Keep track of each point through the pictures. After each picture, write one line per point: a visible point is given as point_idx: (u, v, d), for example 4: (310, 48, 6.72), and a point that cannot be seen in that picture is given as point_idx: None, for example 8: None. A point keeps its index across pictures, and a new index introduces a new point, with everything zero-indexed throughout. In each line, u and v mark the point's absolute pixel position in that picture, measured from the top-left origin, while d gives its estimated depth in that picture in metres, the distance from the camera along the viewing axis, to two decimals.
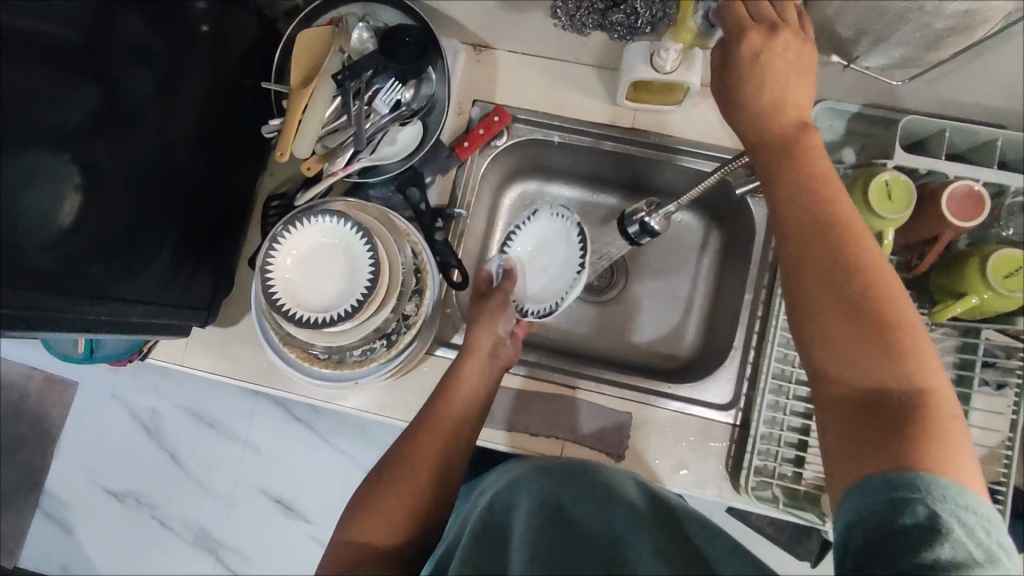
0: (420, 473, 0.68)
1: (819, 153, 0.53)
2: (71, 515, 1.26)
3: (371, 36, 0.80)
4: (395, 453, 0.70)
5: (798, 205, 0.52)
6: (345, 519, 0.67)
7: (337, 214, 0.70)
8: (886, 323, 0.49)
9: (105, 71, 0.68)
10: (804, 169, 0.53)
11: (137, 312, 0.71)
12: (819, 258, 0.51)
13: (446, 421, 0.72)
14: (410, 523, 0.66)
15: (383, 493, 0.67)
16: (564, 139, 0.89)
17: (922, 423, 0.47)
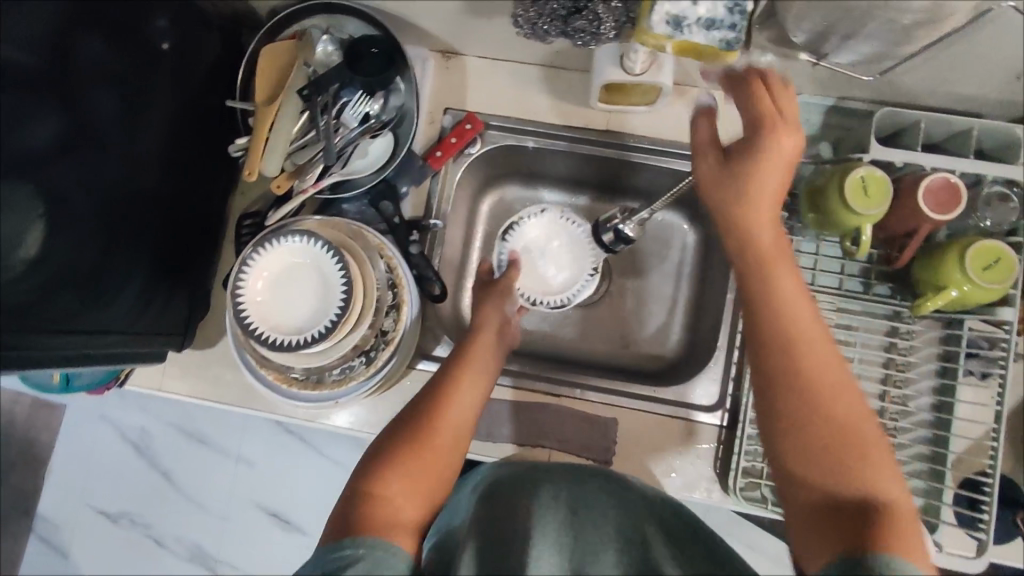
0: (443, 433, 0.67)
1: (787, 272, 0.58)
2: (64, 537, 1.25)
3: (336, 49, 0.77)
4: (410, 415, 0.68)
5: (767, 316, 0.57)
6: (357, 480, 0.62)
7: (306, 233, 0.69)
8: (844, 432, 0.53)
9: (70, 94, 0.66)
10: (773, 284, 0.58)
11: (107, 342, 0.70)
12: (785, 369, 0.55)
13: (466, 386, 0.72)
14: (432, 483, 0.63)
15: (403, 451, 0.64)
16: (538, 144, 0.88)
17: (880, 517, 0.49)
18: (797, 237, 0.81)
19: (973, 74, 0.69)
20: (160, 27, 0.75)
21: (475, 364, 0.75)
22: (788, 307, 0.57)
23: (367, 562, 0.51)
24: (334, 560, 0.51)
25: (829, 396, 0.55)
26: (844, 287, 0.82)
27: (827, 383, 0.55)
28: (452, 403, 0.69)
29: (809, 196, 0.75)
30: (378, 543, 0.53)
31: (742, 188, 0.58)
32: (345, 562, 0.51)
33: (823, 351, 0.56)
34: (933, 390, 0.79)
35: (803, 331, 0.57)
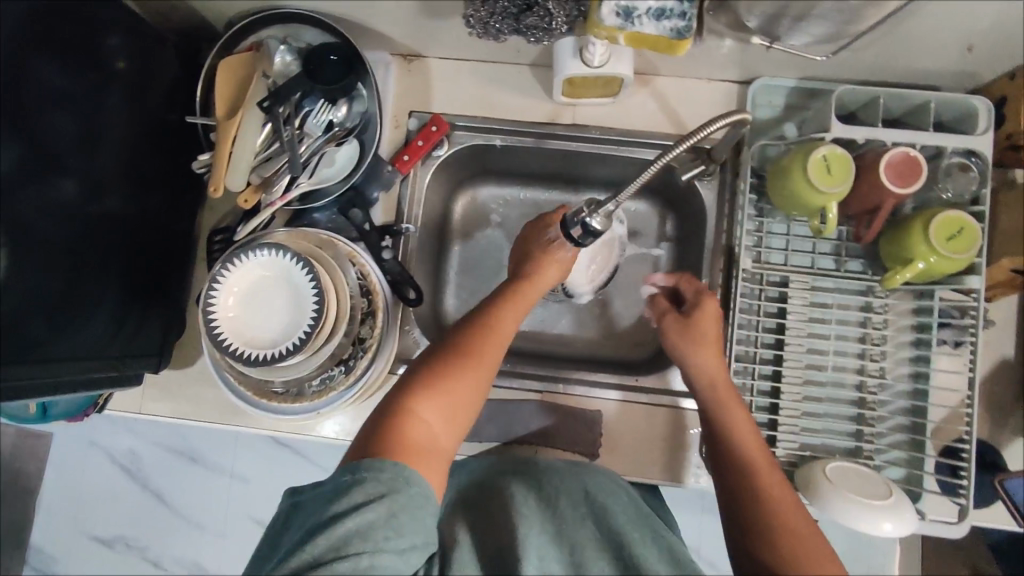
0: (482, 367, 0.66)
1: (737, 403, 0.71)
2: (60, 566, 1.24)
3: (294, 58, 0.78)
4: (449, 339, 0.68)
5: (725, 449, 0.68)
6: (393, 395, 0.63)
7: (273, 246, 0.68)
8: (796, 525, 0.62)
9: (23, 120, 0.64)
10: (727, 411, 0.70)
11: (79, 368, 0.69)
12: (745, 492, 0.65)
13: (506, 327, 0.70)
14: (466, 414, 0.64)
15: (439, 380, 0.64)
16: (506, 142, 0.88)
17: None
18: (766, 219, 0.82)
19: (925, 49, 0.69)
20: (113, 46, 0.73)
21: (520, 302, 0.72)
22: (744, 439, 0.68)
23: (401, 500, 0.54)
24: (368, 488, 0.55)
25: (787, 523, 0.62)
26: (816, 265, 0.83)
27: (787, 511, 0.63)
28: (493, 338, 0.68)
29: (775, 176, 0.75)
30: (413, 476, 0.56)
31: (699, 342, 0.74)
32: (378, 495, 0.54)
33: (777, 486, 0.65)
34: (909, 362, 0.80)
35: (761, 466, 0.66)
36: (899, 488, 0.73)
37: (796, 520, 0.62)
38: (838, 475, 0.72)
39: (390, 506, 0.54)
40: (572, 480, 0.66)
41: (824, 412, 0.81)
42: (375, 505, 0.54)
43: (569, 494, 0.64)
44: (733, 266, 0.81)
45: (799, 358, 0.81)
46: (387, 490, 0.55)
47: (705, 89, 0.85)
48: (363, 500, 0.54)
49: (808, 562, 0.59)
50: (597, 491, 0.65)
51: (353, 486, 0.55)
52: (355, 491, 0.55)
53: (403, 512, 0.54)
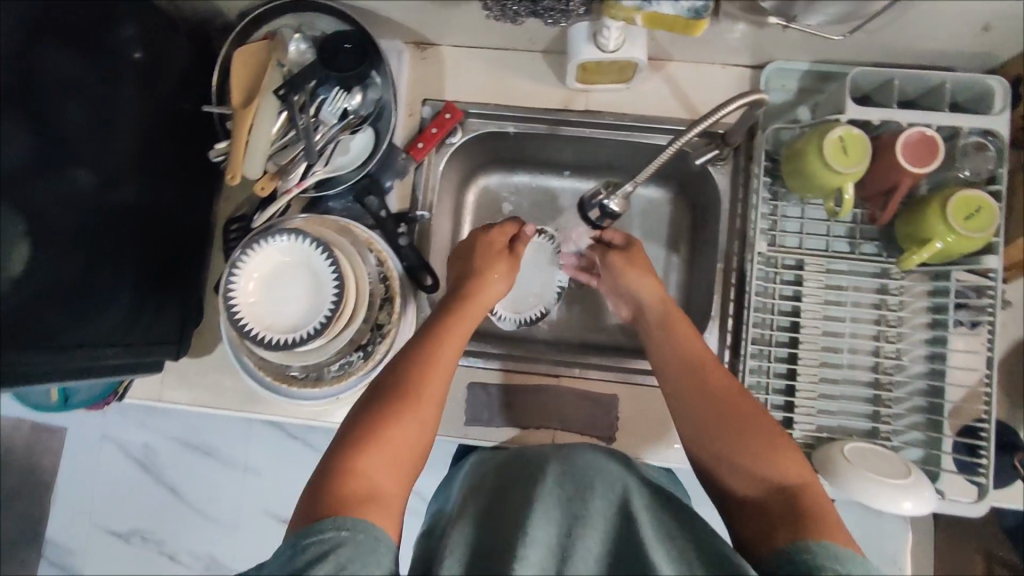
0: (425, 411, 0.63)
1: (696, 350, 0.71)
2: (76, 560, 1.24)
3: (309, 47, 0.77)
4: (382, 384, 0.65)
5: (673, 360, 0.71)
6: (330, 458, 0.59)
7: (292, 231, 0.69)
8: (763, 443, 0.62)
9: (36, 111, 0.65)
10: (681, 367, 0.70)
11: (102, 354, 0.70)
12: (706, 433, 0.65)
13: (463, 322, 0.72)
14: (408, 464, 0.61)
15: (378, 427, 0.60)
16: (519, 129, 0.88)
17: (802, 503, 0.57)
18: (781, 202, 0.82)
19: (941, 30, 0.69)
20: (127, 36, 0.74)
21: (462, 320, 0.72)
22: (700, 390, 0.68)
23: (351, 547, 0.49)
24: (313, 549, 0.49)
25: (738, 415, 0.65)
26: (831, 248, 0.83)
27: (735, 403, 0.66)
28: (434, 367, 0.66)
29: (789, 159, 0.75)
30: (357, 524, 0.52)
31: (639, 263, 0.79)
32: (327, 549, 0.49)
33: (724, 384, 0.68)
34: (927, 342, 0.80)
35: (708, 370, 0.69)
36: (917, 468, 0.73)
37: (745, 406, 0.65)
38: (856, 456, 0.72)
39: (340, 557, 0.48)
40: (566, 467, 0.58)
41: (840, 394, 0.82)
42: (326, 561, 0.48)
43: (567, 484, 0.56)
44: (749, 249, 0.81)
45: (815, 340, 0.81)
46: (334, 542, 0.50)
47: (718, 73, 0.85)
48: (312, 556, 0.49)
49: (758, 440, 0.62)
50: (592, 480, 0.57)
51: (297, 552, 0.50)
52: (300, 554, 0.49)
53: (356, 558, 0.48)
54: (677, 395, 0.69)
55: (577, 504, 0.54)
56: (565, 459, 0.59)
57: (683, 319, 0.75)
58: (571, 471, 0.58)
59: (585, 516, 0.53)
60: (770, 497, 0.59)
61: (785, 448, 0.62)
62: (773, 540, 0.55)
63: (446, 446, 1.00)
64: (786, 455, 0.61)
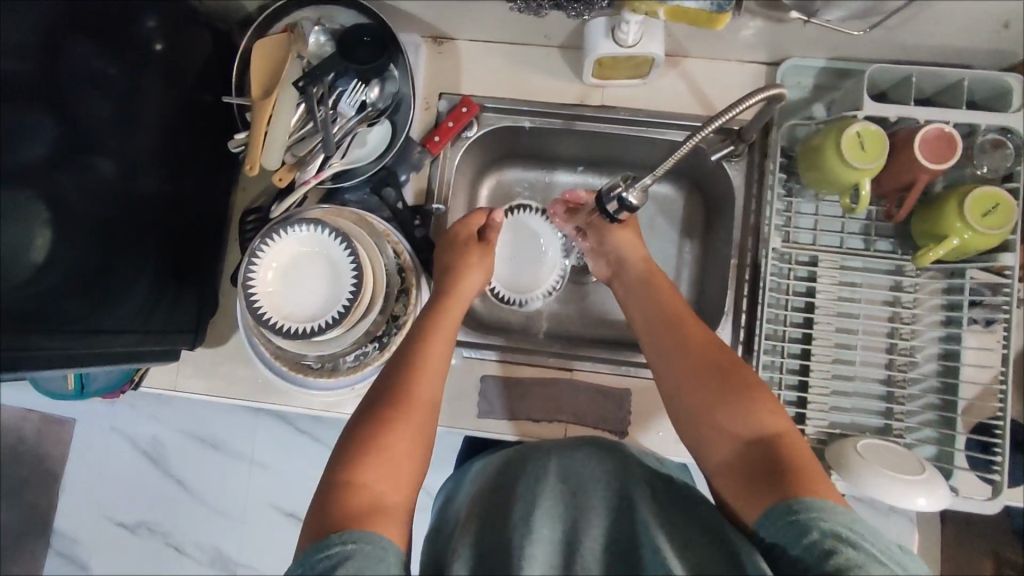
0: (417, 413, 0.64)
1: (677, 311, 0.74)
2: (83, 551, 1.22)
3: (328, 39, 0.78)
4: (376, 394, 0.65)
5: (656, 322, 0.74)
6: (332, 473, 0.58)
7: (312, 222, 0.69)
8: (740, 394, 0.63)
9: (61, 102, 0.66)
10: (663, 328, 0.73)
11: (123, 341, 0.70)
12: (686, 390, 0.67)
13: (448, 321, 0.73)
14: (407, 469, 0.60)
15: (374, 438, 0.60)
16: (535, 123, 0.88)
17: (781, 454, 0.58)
18: (796, 198, 0.83)
19: (958, 28, 0.69)
20: (149, 28, 0.75)
21: (446, 318, 0.73)
22: (681, 348, 0.70)
23: (358, 559, 0.47)
24: (321, 564, 0.47)
25: (717, 370, 0.66)
26: (845, 245, 0.83)
27: (711, 354, 0.68)
28: (424, 372, 0.67)
29: (807, 155, 0.76)
30: (363, 536, 0.49)
31: (624, 233, 0.82)
32: (335, 563, 0.47)
33: (704, 342, 0.70)
34: (940, 339, 0.81)
35: (689, 329, 0.72)
36: (931, 466, 0.73)
37: (724, 361, 0.67)
38: (870, 452, 0.73)
39: (349, 569, 0.46)
40: (562, 462, 0.57)
41: (854, 390, 0.82)
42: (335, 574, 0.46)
43: (569, 481, 0.55)
44: (763, 245, 0.81)
45: (828, 337, 0.81)
46: (342, 556, 0.47)
47: (734, 70, 0.85)
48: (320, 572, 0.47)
49: (735, 391, 0.64)
50: (593, 482, 0.56)
51: (305, 569, 0.47)
52: (309, 571, 0.47)
53: (364, 569, 0.46)
54: (659, 354, 0.71)
55: (580, 501, 0.54)
56: (562, 454, 0.59)
57: (669, 287, 0.78)
58: (572, 469, 0.57)
59: (588, 512, 0.53)
60: (749, 449, 0.60)
61: (761, 396, 0.63)
62: (757, 497, 0.56)
63: (456, 439, 1.01)
64: (763, 405, 0.62)
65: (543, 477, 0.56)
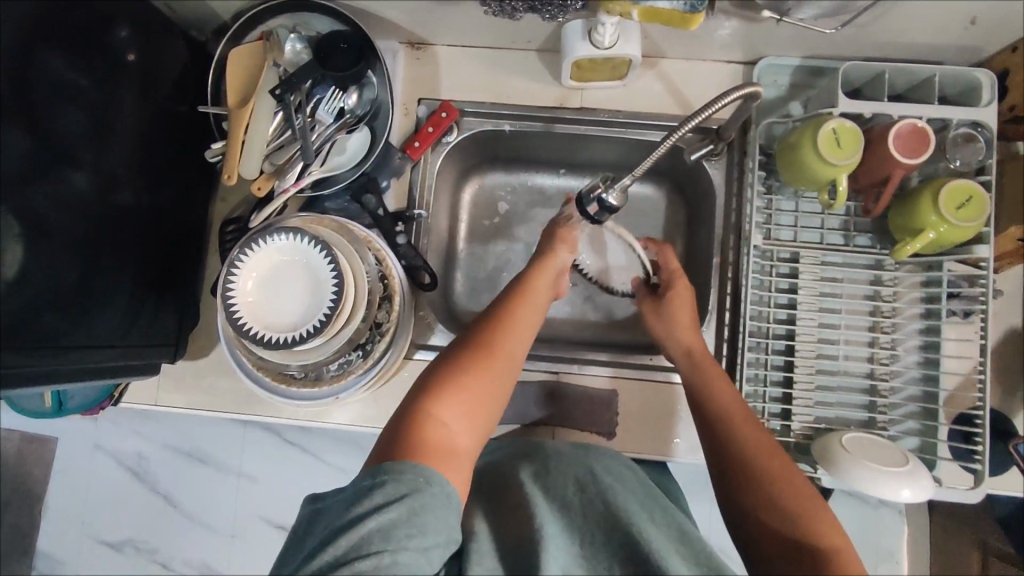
0: (499, 377, 0.64)
1: (717, 375, 0.72)
2: (67, 571, 1.19)
3: (305, 46, 0.77)
4: (464, 343, 0.67)
5: (709, 382, 0.71)
6: (410, 400, 0.61)
7: (292, 230, 0.69)
8: (795, 493, 0.60)
9: (35, 114, 0.65)
10: (714, 387, 0.71)
11: (100, 356, 0.69)
12: (743, 462, 0.63)
13: (539, 288, 0.74)
14: (482, 421, 0.62)
15: (456, 379, 0.62)
16: (515, 127, 0.89)
17: (823, 560, 0.56)
18: (775, 196, 0.83)
19: (927, 25, 0.71)
20: (122, 39, 0.74)
21: (527, 303, 0.72)
22: (736, 417, 0.67)
23: (425, 500, 0.51)
24: (390, 489, 0.51)
25: (768, 450, 0.64)
26: (826, 241, 0.84)
27: (766, 444, 0.65)
28: (509, 335, 0.67)
29: (784, 152, 0.76)
30: (434, 478, 0.53)
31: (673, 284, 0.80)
32: (403, 493, 0.51)
33: (754, 430, 0.66)
34: (920, 331, 0.82)
35: (734, 402, 0.69)
36: (915, 457, 0.74)
37: (779, 456, 0.63)
38: (855, 446, 0.73)
39: (414, 504, 0.51)
40: (580, 471, 0.64)
41: (837, 385, 0.83)
42: (398, 504, 0.50)
43: (587, 487, 0.62)
44: (744, 243, 0.82)
45: (811, 332, 0.82)
46: (409, 488, 0.51)
47: (710, 70, 0.86)
48: (386, 497, 0.51)
49: (791, 490, 0.61)
50: (611, 485, 0.62)
51: (374, 488, 0.52)
52: (376, 492, 0.51)
53: (427, 511, 0.51)
54: (716, 415, 0.68)
55: (588, 504, 0.60)
56: (585, 463, 0.66)
57: (714, 366, 0.74)
58: (601, 472, 0.65)
59: (592, 515, 0.59)
60: (795, 548, 0.57)
61: (816, 502, 0.60)
62: None
63: None
64: (807, 490, 0.61)
65: (554, 486, 0.63)
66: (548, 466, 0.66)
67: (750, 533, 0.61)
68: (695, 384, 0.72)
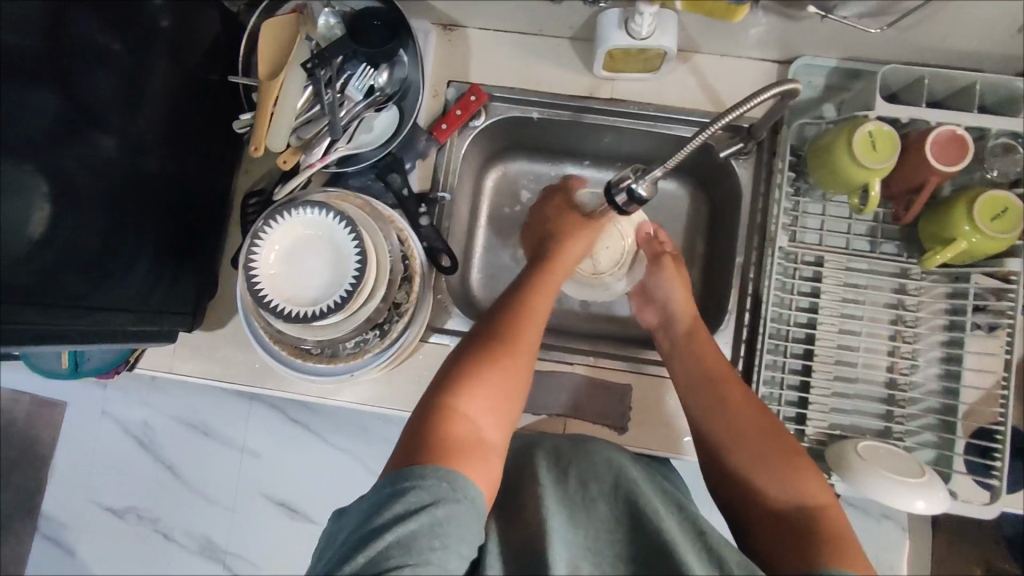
0: (522, 353, 0.67)
1: (704, 344, 0.77)
2: (69, 534, 1.19)
3: (339, 22, 0.77)
4: (486, 328, 0.69)
5: (690, 377, 0.74)
6: (430, 398, 0.62)
7: (318, 205, 0.69)
8: (787, 453, 0.65)
9: (63, 76, 0.65)
10: (696, 361, 0.75)
11: (123, 320, 0.69)
12: (735, 439, 0.68)
13: (563, 264, 0.78)
14: (507, 414, 0.63)
15: (475, 368, 0.64)
16: (543, 114, 0.88)
17: (821, 527, 0.59)
18: (803, 198, 0.83)
19: (973, 30, 0.69)
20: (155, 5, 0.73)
21: (545, 290, 0.74)
22: (720, 403, 0.71)
23: (449, 508, 0.51)
24: (410, 499, 0.51)
25: (763, 444, 0.66)
26: (851, 246, 0.83)
27: (755, 418, 0.69)
28: (530, 318, 0.70)
29: (816, 154, 0.75)
30: (451, 477, 0.53)
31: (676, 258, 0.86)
32: (427, 502, 0.51)
33: (743, 399, 0.70)
34: (943, 343, 0.81)
35: (730, 391, 0.71)
36: (932, 469, 0.73)
37: (766, 426, 0.68)
38: (870, 454, 0.72)
39: (437, 514, 0.50)
40: (582, 463, 0.61)
41: (855, 393, 0.82)
42: (420, 514, 0.50)
43: (588, 482, 0.59)
44: (769, 245, 0.81)
45: (832, 338, 0.81)
46: (434, 495, 0.51)
47: (744, 68, 0.85)
48: (408, 508, 0.51)
49: (778, 457, 0.65)
50: (605, 473, 0.60)
51: (395, 497, 0.52)
52: (397, 502, 0.51)
53: (451, 519, 0.51)
54: (698, 406, 0.72)
55: (593, 502, 0.58)
56: (579, 450, 0.63)
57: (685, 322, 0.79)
58: (593, 461, 0.61)
59: (598, 513, 0.57)
60: (795, 522, 0.60)
61: (805, 461, 0.64)
62: (802, 563, 0.56)
63: None
64: (807, 475, 0.63)
65: (559, 477, 0.60)
66: (559, 459, 0.63)
67: (752, 513, 0.64)
68: (675, 374, 0.76)
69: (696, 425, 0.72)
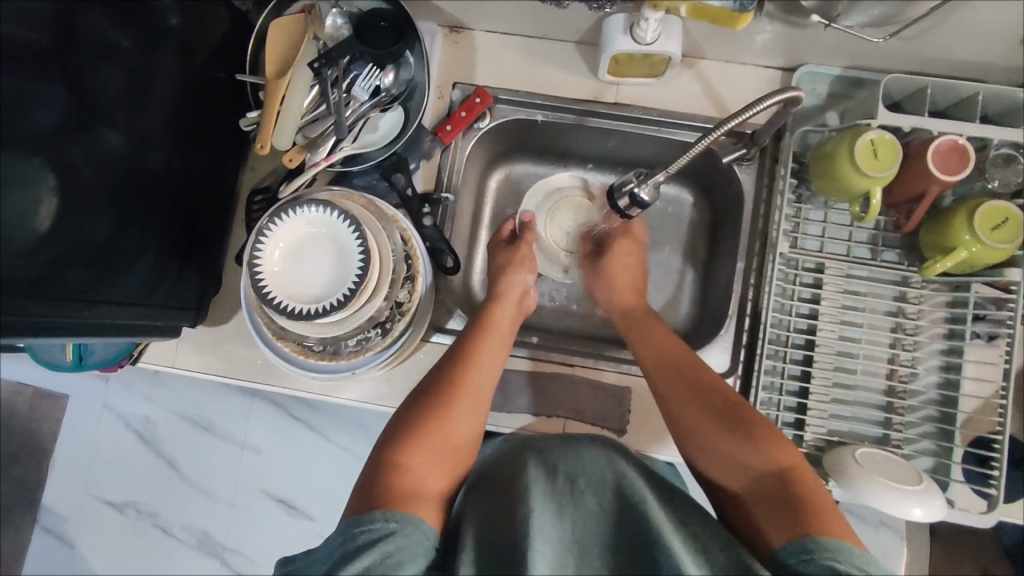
0: (467, 401, 0.69)
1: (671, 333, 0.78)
2: (69, 528, 1.20)
3: (345, 22, 0.77)
4: (435, 379, 0.71)
5: (658, 365, 0.75)
6: (381, 454, 0.63)
7: (322, 203, 0.70)
8: (752, 424, 0.66)
9: (72, 72, 0.66)
10: (663, 350, 0.76)
11: (130, 314, 0.70)
12: (701, 420, 0.68)
13: (500, 317, 0.79)
14: (452, 462, 0.64)
15: (422, 421, 0.66)
16: (547, 117, 0.88)
17: (798, 492, 0.59)
18: (805, 205, 0.83)
19: (977, 42, 0.70)
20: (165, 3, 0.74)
21: (496, 335, 0.77)
22: (683, 389, 0.71)
23: (399, 538, 0.52)
24: (362, 538, 0.53)
25: (728, 417, 0.67)
26: (852, 253, 0.83)
27: (717, 394, 0.69)
28: (477, 363, 0.73)
29: (819, 161, 0.76)
30: (404, 517, 0.55)
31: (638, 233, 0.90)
32: (379, 538, 0.52)
33: (707, 378, 0.72)
34: (942, 352, 0.81)
35: (696, 374, 0.72)
36: (930, 478, 0.73)
37: (729, 401, 0.68)
38: (867, 459, 0.73)
39: (388, 547, 0.51)
40: (569, 457, 0.60)
41: (854, 400, 0.82)
42: (373, 548, 0.51)
43: (578, 473, 0.59)
44: (770, 251, 0.82)
45: (831, 344, 0.82)
46: (383, 533, 0.53)
47: (749, 75, 0.85)
48: (362, 545, 0.52)
49: (745, 428, 0.65)
50: (594, 464, 0.59)
51: (346, 542, 0.53)
52: (349, 543, 0.52)
53: (403, 549, 0.52)
54: (665, 393, 0.72)
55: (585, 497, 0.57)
56: (567, 446, 0.63)
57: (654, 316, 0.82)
58: (579, 456, 0.61)
59: (587, 508, 0.56)
60: (769, 492, 0.60)
61: (768, 429, 0.65)
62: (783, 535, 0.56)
63: None
64: (773, 441, 0.64)
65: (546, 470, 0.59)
66: (547, 457, 0.61)
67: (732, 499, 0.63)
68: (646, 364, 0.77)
69: (664, 413, 0.72)
